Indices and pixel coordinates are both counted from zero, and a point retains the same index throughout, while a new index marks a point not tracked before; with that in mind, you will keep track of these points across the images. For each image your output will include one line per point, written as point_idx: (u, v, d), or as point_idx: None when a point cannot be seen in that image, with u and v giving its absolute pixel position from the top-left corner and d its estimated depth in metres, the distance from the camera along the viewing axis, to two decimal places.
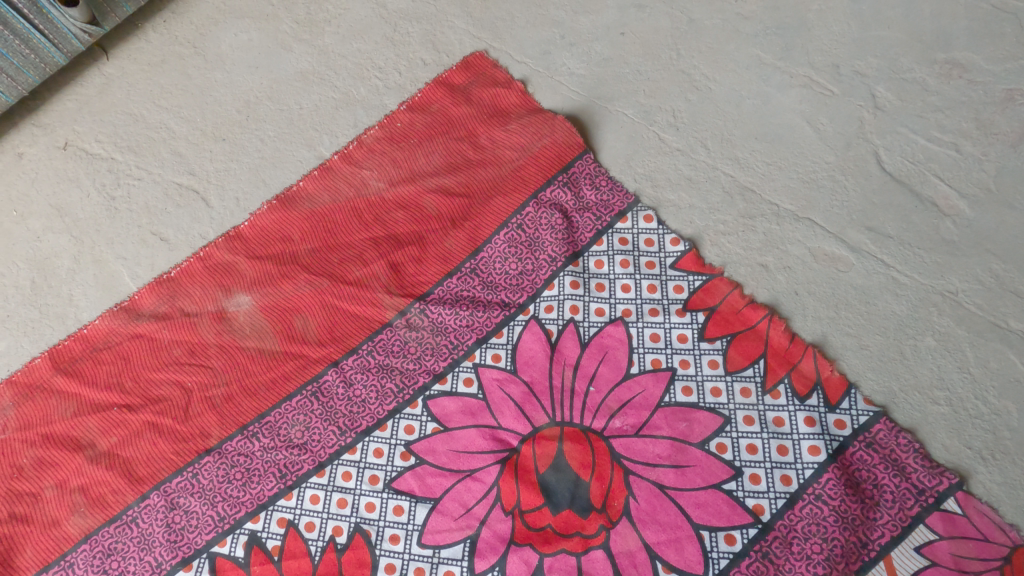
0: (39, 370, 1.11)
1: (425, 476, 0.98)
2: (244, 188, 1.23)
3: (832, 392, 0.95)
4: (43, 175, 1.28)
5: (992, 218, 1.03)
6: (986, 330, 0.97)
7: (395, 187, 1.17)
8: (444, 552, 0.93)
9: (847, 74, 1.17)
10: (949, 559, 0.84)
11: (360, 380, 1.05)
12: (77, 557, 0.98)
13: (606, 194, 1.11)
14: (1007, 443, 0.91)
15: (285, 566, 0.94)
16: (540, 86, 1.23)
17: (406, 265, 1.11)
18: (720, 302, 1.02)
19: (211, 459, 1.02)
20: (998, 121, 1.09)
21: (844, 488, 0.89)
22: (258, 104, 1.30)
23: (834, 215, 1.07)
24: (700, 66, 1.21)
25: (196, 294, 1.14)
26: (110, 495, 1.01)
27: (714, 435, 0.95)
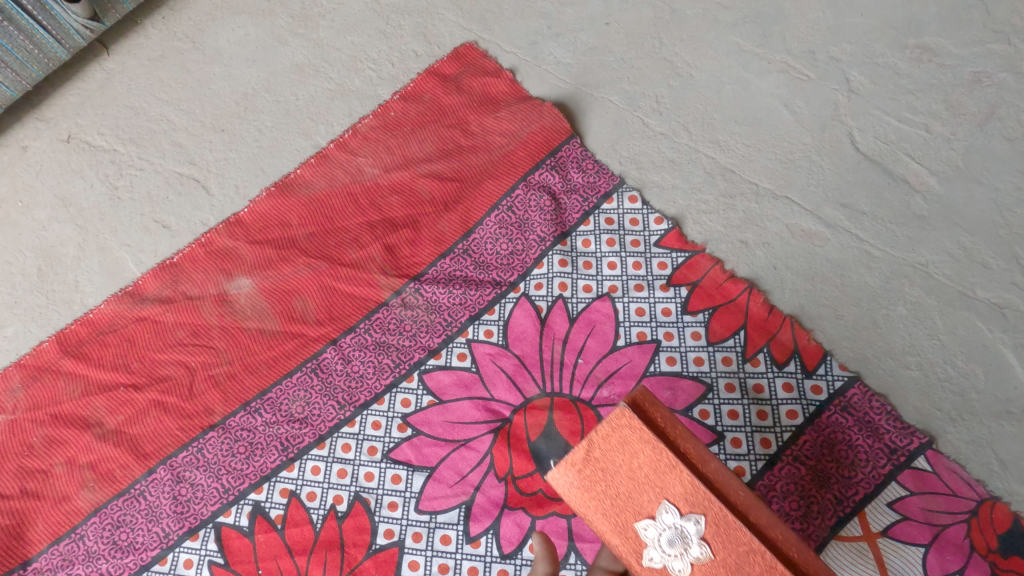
0: (47, 353, 1.14)
1: (421, 446, 1.02)
2: (243, 176, 1.27)
3: (809, 359, 0.99)
4: (47, 167, 1.32)
5: (961, 193, 1.08)
6: (955, 299, 1.02)
7: (390, 173, 1.21)
8: (440, 518, 0.98)
9: (822, 59, 1.21)
10: (919, 513, 0.89)
11: (358, 356, 1.09)
12: (87, 529, 1.02)
13: (593, 176, 1.16)
14: (974, 404, 0.96)
15: (288, 533, 0.99)
16: (528, 75, 1.28)
17: (401, 247, 1.15)
18: (702, 277, 1.06)
19: (215, 434, 1.06)
20: (966, 102, 1.14)
21: (820, 449, 0.93)
22: (255, 95, 1.35)
23: (810, 193, 1.11)
24: (682, 54, 1.26)
25: (198, 278, 1.17)
26: (118, 470, 1.05)
27: (697, 402, 0.99)
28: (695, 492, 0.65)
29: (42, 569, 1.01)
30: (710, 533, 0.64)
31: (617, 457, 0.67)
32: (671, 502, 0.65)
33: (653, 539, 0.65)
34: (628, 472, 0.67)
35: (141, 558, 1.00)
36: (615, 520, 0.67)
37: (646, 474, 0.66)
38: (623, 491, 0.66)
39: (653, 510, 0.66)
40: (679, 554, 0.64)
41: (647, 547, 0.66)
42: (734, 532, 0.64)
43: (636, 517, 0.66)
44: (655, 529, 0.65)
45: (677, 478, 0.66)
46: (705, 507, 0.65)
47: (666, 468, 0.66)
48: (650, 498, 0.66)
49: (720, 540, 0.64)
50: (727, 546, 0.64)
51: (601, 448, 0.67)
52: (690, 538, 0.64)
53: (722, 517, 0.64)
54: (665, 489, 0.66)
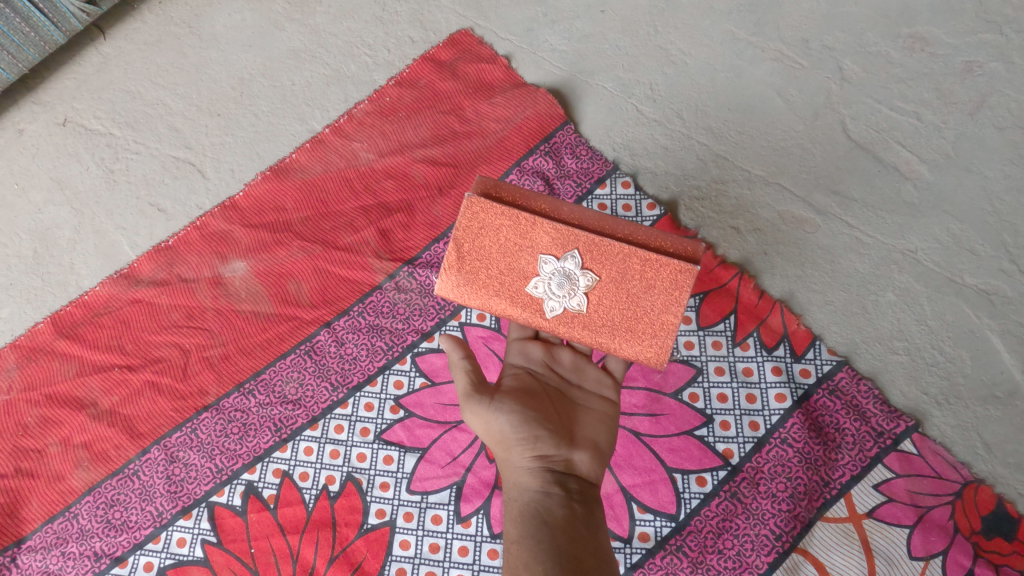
0: (42, 335, 1.15)
1: (413, 427, 1.03)
2: (239, 161, 1.28)
3: (798, 344, 1.00)
4: (43, 150, 1.32)
5: (950, 181, 1.09)
6: (943, 285, 1.03)
7: (384, 158, 1.21)
8: (432, 498, 1.00)
9: (816, 48, 1.22)
10: (904, 495, 0.90)
11: (351, 339, 1.10)
12: (81, 508, 1.03)
13: (586, 162, 1.16)
14: (961, 388, 0.97)
15: (280, 513, 1.00)
16: (523, 62, 1.28)
17: (395, 231, 1.16)
18: None
19: (209, 415, 1.07)
20: (957, 91, 1.15)
21: (808, 431, 0.94)
22: (251, 81, 1.35)
23: (802, 180, 1.12)
24: (676, 41, 1.26)
25: (192, 261, 1.18)
26: (112, 450, 1.06)
27: (688, 385, 1.00)
28: (558, 234, 0.81)
29: (37, 547, 1.02)
30: (588, 262, 0.81)
31: (482, 241, 0.83)
32: (547, 254, 0.82)
33: (546, 293, 0.82)
34: (496, 244, 0.83)
35: (135, 536, 1.01)
36: (508, 292, 0.83)
37: (515, 243, 0.82)
38: (502, 261, 0.83)
39: (536, 269, 0.82)
40: (570, 291, 0.81)
41: (544, 301, 0.82)
42: (604, 248, 0.81)
43: (524, 283, 0.83)
44: (543, 283, 0.82)
45: (541, 233, 0.82)
46: (574, 240, 0.81)
47: (529, 229, 0.82)
48: (528, 258, 0.82)
49: (596, 261, 0.81)
50: (602, 260, 0.81)
51: (469, 238, 0.83)
52: (575, 272, 0.81)
53: (591, 242, 0.81)
54: (533, 250, 0.82)
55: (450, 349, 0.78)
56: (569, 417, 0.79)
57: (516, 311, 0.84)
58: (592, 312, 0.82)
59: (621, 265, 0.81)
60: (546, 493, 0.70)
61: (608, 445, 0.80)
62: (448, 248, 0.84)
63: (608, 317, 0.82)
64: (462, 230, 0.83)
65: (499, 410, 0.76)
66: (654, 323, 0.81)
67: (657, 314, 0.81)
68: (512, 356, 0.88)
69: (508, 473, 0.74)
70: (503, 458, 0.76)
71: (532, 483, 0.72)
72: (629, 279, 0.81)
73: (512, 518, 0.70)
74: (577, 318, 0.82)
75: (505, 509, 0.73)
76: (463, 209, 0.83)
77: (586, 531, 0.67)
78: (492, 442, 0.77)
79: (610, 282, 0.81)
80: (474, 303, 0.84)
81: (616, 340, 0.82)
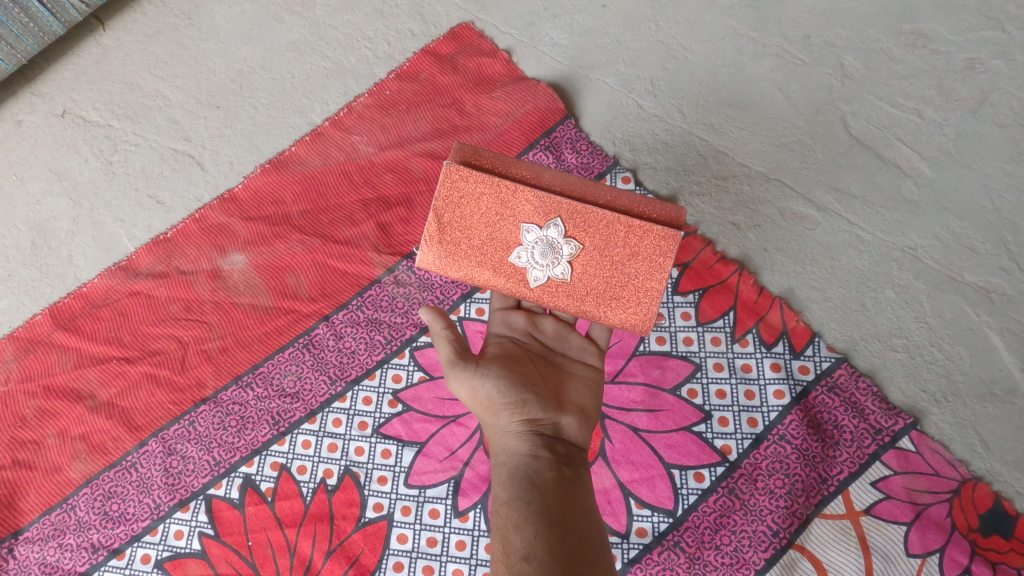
0: (40, 326, 1.14)
1: (411, 422, 1.03)
2: (238, 153, 1.27)
3: (797, 341, 1.00)
4: (42, 141, 1.32)
5: (951, 178, 1.09)
6: (943, 283, 1.03)
7: (384, 151, 1.21)
8: (429, 492, 1.00)
9: (817, 44, 1.21)
10: (901, 492, 0.90)
11: (349, 332, 1.09)
12: (79, 500, 1.03)
13: (586, 157, 1.16)
14: (959, 386, 0.97)
15: (278, 506, 1.00)
16: (524, 56, 1.27)
17: (394, 225, 1.16)
18: (693, 258, 1.06)
19: (207, 408, 1.07)
20: (958, 88, 1.14)
21: (806, 428, 0.94)
22: (251, 73, 1.34)
23: (802, 176, 1.12)
24: (677, 37, 1.26)
25: (191, 254, 1.17)
26: (110, 442, 1.06)
27: (686, 381, 1.00)
28: (539, 202, 0.81)
29: (35, 538, 1.02)
30: (571, 230, 0.81)
31: (463, 212, 0.82)
32: (529, 223, 0.81)
33: (529, 262, 0.83)
34: (477, 213, 0.82)
35: (132, 528, 1.01)
36: (491, 262, 0.84)
37: (496, 212, 0.82)
38: (483, 231, 0.83)
39: (518, 239, 0.82)
40: (553, 260, 0.82)
41: (528, 271, 0.83)
42: (586, 216, 0.81)
43: (507, 253, 0.83)
44: (525, 253, 0.82)
45: (523, 202, 0.81)
46: (556, 208, 0.81)
47: (511, 198, 0.81)
48: (510, 228, 0.82)
49: (579, 229, 0.81)
50: (584, 227, 0.81)
51: (450, 210, 0.82)
52: (557, 241, 0.81)
53: (573, 210, 0.80)
54: (515, 219, 0.82)
55: (431, 319, 0.79)
56: (556, 383, 0.79)
57: (500, 282, 0.84)
58: (576, 280, 0.83)
59: (604, 233, 0.81)
60: (535, 457, 0.70)
61: (593, 410, 0.80)
62: (429, 221, 0.83)
63: (592, 285, 0.83)
64: (442, 203, 0.82)
65: (486, 376, 0.75)
66: (638, 289, 0.82)
67: (641, 281, 0.82)
68: (494, 325, 0.89)
69: (494, 437, 0.74)
70: (489, 422, 0.75)
71: (520, 446, 0.71)
72: (613, 246, 0.81)
73: (501, 480, 0.69)
74: (561, 287, 0.83)
75: (492, 472, 0.72)
76: (443, 180, 0.82)
77: (576, 493, 0.68)
78: (479, 407, 0.76)
79: (593, 251, 0.81)
80: (458, 274, 0.85)
81: (601, 308, 0.83)
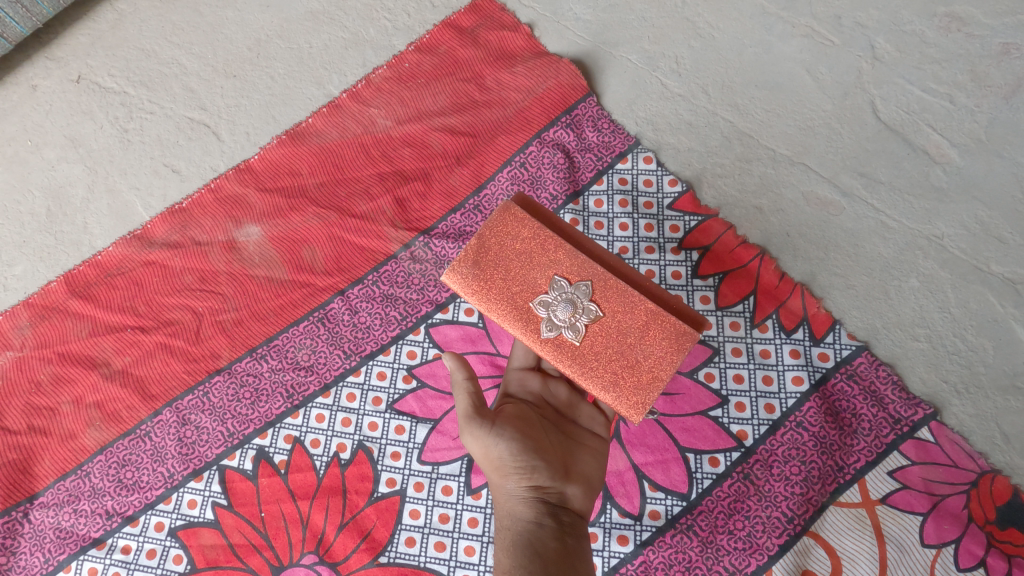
0: (55, 293, 1.14)
1: (426, 398, 1.03)
2: (255, 123, 1.26)
3: (818, 327, 0.99)
4: (57, 107, 1.31)
5: (981, 166, 1.06)
6: (968, 273, 1.01)
7: (403, 125, 1.19)
8: (443, 469, 1.00)
9: (848, 25, 1.18)
10: (919, 482, 0.90)
11: (365, 308, 1.09)
12: (93, 467, 1.04)
13: (608, 136, 1.14)
14: (981, 377, 0.95)
15: (291, 478, 1.01)
16: (546, 31, 1.25)
17: (412, 200, 1.14)
18: (714, 241, 1.05)
19: (221, 379, 1.07)
20: (992, 74, 1.12)
21: (824, 415, 0.94)
22: (268, 42, 1.32)
23: (828, 160, 1.10)
24: (704, 14, 1.23)
25: (207, 225, 1.16)
26: (124, 410, 1.06)
27: (703, 365, 0.99)
28: (576, 261, 0.82)
29: (50, 504, 1.03)
30: (596, 295, 0.80)
31: (503, 248, 0.83)
32: (560, 276, 0.81)
33: (546, 313, 0.81)
34: (515, 253, 0.82)
35: (146, 496, 1.02)
36: (512, 304, 0.82)
37: (535, 256, 0.82)
38: (515, 270, 0.82)
39: (545, 288, 0.82)
40: (571, 318, 0.80)
41: (543, 321, 0.81)
42: (616, 290, 0.81)
43: (530, 298, 0.82)
44: (547, 303, 0.81)
45: (562, 256, 0.82)
46: (590, 274, 0.81)
47: (552, 249, 0.82)
48: (541, 276, 0.82)
49: (604, 299, 0.80)
50: (609, 299, 0.80)
51: (492, 243, 0.83)
52: (581, 302, 0.80)
53: (604, 280, 0.81)
54: (549, 270, 0.82)
55: (453, 366, 0.77)
56: (566, 453, 0.80)
57: (513, 327, 0.82)
58: (584, 347, 0.80)
59: (626, 311, 0.80)
60: (540, 524, 0.70)
61: (597, 482, 0.81)
62: (469, 244, 0.83)
63: (596, 358, 0.80)
64: (489, 230, 0.83)
65: (501, 438, 0.75)
66: (642, 376, 0.79)
67: (645, 369, 0.79)
68: (511, 384, 0.91)
69: (500, 501, 0.74)
70: (497, 483, 0.75)
71: (526, 512, 0.71)
72: (630, 325, 0.80)
73: (503, 545, 0.68)
74: (568, 349, 0.80)
75: (495, 535, 0.71)
76: (499, 214, 0.84)
77: (579, 562, 0.67)
78: (487, 469, 0.76)
79: (610, 325, 0.80)
80: (477, 302, 0.83)
81: (601, 385, 0.79)
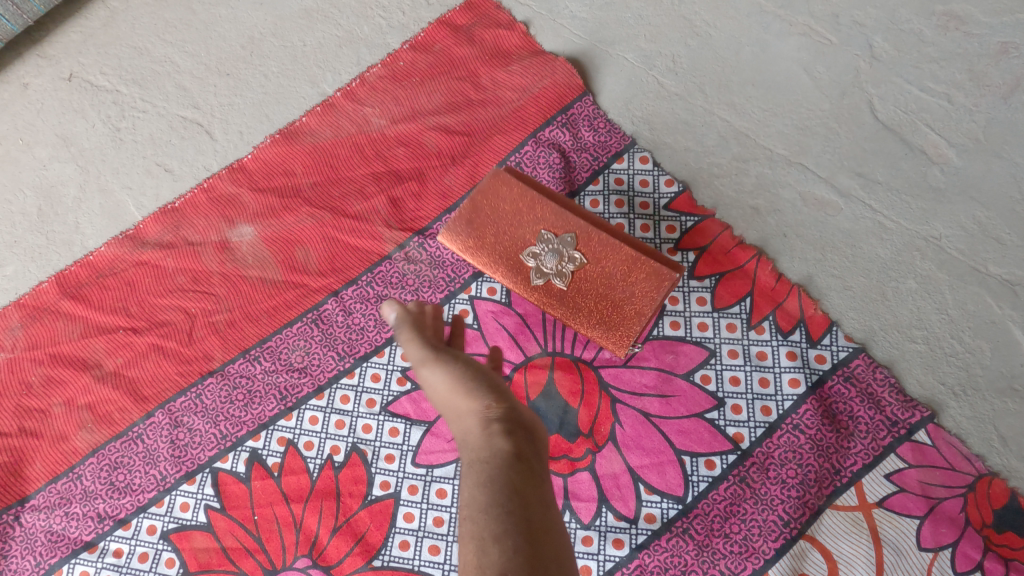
0: (46, 294, 1.13)
1: (420, 400, 1.02)
2: (248, 122, 1.25)
3: (815, 329, 0.98)
4: (48, 106, 1.29)
5: (979, 166, 1.06)
6: (966, 274, 1.00)
7: (397, 124, 1.18)
8: (437, 472, 0.99)
9: (846, 23, 1.17)
10: (915, 486, 0.89)
11: (359, 309, 1.08)
12: (85, 469, 1.03)
13: (604, 136, 1.13)
14: (979, 379, 0.95)
15: (284, 481, 1.00)
16: (542, 29, 1.24)
17: (406, 201, 1.13)
18: (710, 242, 1.04)
19: (214, 380, 1.06)
20: (991, 73, 1.11)
21: (821, 418, 0.93)
22: (262, 40, 1.31)
23: (825, 160, 1.09)
24: (701, 13, 1.22)
25: (199, 225, 1.15)
26: (117, 413, 1.05)
27: (699, 367, 0.98)
28: (559, 217, 0.95)
29: (41, 506, 1.02)
30: (579, 246, 0.94)
31: (495, 209, 0.97)
32: (546, 232, 0.95)
33: (537, 264, 0.96)
34: (506, 213, 0.97)
35: (138, 499, 1.01)
36: (507, 257, 0.98)
37: (524, 214, 0.96)
38: (508, 229, 0.97)
39: (535, 242, 0.96)
40: (558, 267, 0.94)
41: (534, 272, 0.96)
42: (596, 238, 0.93)
43: (522, 251, 0.97)
44: (537, 256, 0.96)
45: (545, 212, 0.95)
46: (573, 227, 0.94)
47: (537, 206, 0.96)
48: (530, 232, 0.96)
49: (586, 247, 0.94)
50: (590, 249, 0.94)
51: (485, 205, 0.98)
52: (565, 252, 0.94)
53: (585, 232, 0.94)
54: (536, 224, 0.96)
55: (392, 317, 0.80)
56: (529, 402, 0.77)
57: (509, 277, 0.98)
58: (572, 292, 0.95)
59: (606, 257, 0.93)
60: (517, 453, 0.65)
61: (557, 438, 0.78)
62: (466, 208, 0.98)
63: (583, 300, 0.95)
64: (481, 195, 0.98)
65: (464, 369, 0.72)
66: (623, 314, 0.93)
67: (624, 306, 0.93)
68: None
69: (465, 436, 0.68)
70: (460, 414, 0.70)
71: (499, 441, 0.66)
72: (609, 271, 0.93)
73: (479, 479, 0.62)
74: (558, 294, 0.96)
75: (465, 471, 0.65)
76: (489, 179, 0.98)
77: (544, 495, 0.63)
78: (448, 409, 0.71)
79: (592, 270, 0.94)
80: (477, 258, 0.99)
81: (588, 323, 0.95)
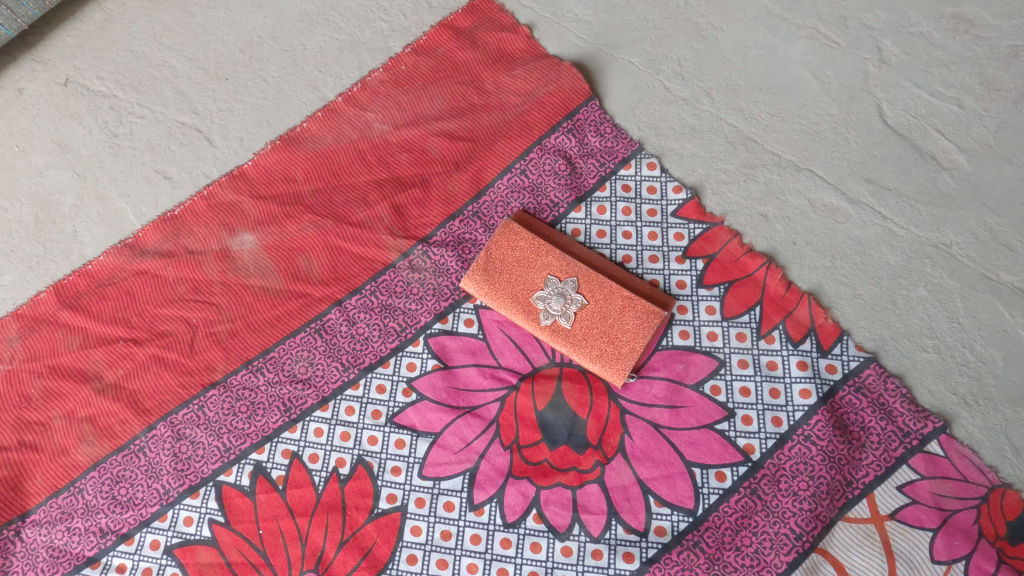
0: (45, 304, 1.11)
1: (426, 411, 1.01)
2: (248, 128, 1.23)
3: (824, 339, 0.97)
4: (44, 111, 1.27)
5: (989, 172, 1.05)
6: (977, 282, 0.99)
7: (400, 130, 1.16)
8: (444, 484, 0.97)
9: (854, 26, 1.16)
10: (929, 498, 0.88)
11: (363, 318, 1.07)
12: (86, 483, 1.02)
13: (611, 141, 1.12)
14: (991, 389, 0.94)
15: (289, 494, 0.99)
16: (546, 32, 1.22)
17: (410, 208, 1.12)
18: (719, 250, 1.03)
19: (216, 392, 1.04)
20: (1001, 76, 1.10)
21: (833, 429, 0.92)
22: (261, 44, 1.29)
23: (834, 166, 1.08)
24: (707, 15, 1.21)
25: (200, 233, 1.14)
26: (118, 425, 1.04)
27: (709, 377, 0.97)
28: (564, 263, 1.01)
29: (42, 521, 1.00)
30: (583, 288, 0.99)
31: (506, 256, 1.02)
32: (552, 275, 1.00)
33: (543, 305, 0.99)
34: (516, 259, 1.02)
35: (141, 513, 1.00)
36: (516, 299, 1.01)
37: (533, 260, 1.01)
38: (517, 272, 1.01)
39: (542, 285, 1.00)
40: (564, 307, 0.98)
41: (541, 312, 0.99)
42: (597, 280, 0.99)
43: (530, 294, 1.00)
44: (544, 295, 1.00)
45: (552, 258, 1.01)
46: (576, 271, 1.00)
47: (545, 253, 1.01)
48: (538, 275, 1.01)
49: (588, 289, 0.99)
50: (592, 289, 0.99)
51: (497, 253, 1.03)
52: (569, 293, 0.99)
53: (588, 275, 0.99)
54: (544, 271, 1.01)
55: None
56: None
57: (517, 317, 1.01)
58: (576, 329, 0.98)
59: (606, 296, 0.98)
60: None
61: None
62: (479, 255, 1.03)
63: (585, 337, 0.97)
64: (493, 243, 1.03)
65: None
66: (622, 348, 0.96)
67: (625, 343, 0.96)
68: None
69: None
70: None
71: None
72: (609, 308, 0.98)
73: None
74: (563, 332, 0.98)
75: None
76: (501, 229, 1.04)
77: None
78: None
79: (594, 309, 0.98)
80: (487, 301, 1.02)
81: (590, 356, 0.97)
